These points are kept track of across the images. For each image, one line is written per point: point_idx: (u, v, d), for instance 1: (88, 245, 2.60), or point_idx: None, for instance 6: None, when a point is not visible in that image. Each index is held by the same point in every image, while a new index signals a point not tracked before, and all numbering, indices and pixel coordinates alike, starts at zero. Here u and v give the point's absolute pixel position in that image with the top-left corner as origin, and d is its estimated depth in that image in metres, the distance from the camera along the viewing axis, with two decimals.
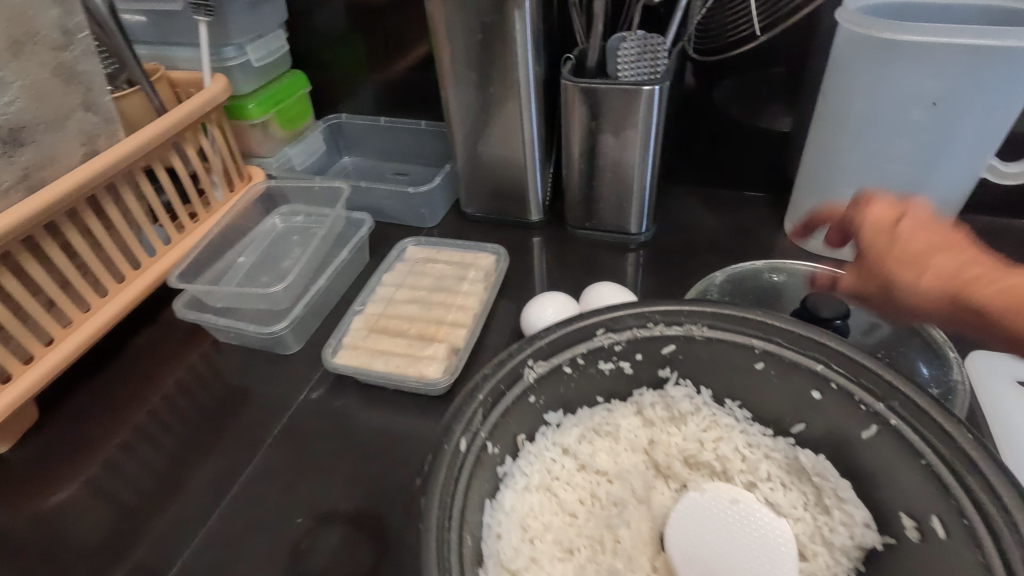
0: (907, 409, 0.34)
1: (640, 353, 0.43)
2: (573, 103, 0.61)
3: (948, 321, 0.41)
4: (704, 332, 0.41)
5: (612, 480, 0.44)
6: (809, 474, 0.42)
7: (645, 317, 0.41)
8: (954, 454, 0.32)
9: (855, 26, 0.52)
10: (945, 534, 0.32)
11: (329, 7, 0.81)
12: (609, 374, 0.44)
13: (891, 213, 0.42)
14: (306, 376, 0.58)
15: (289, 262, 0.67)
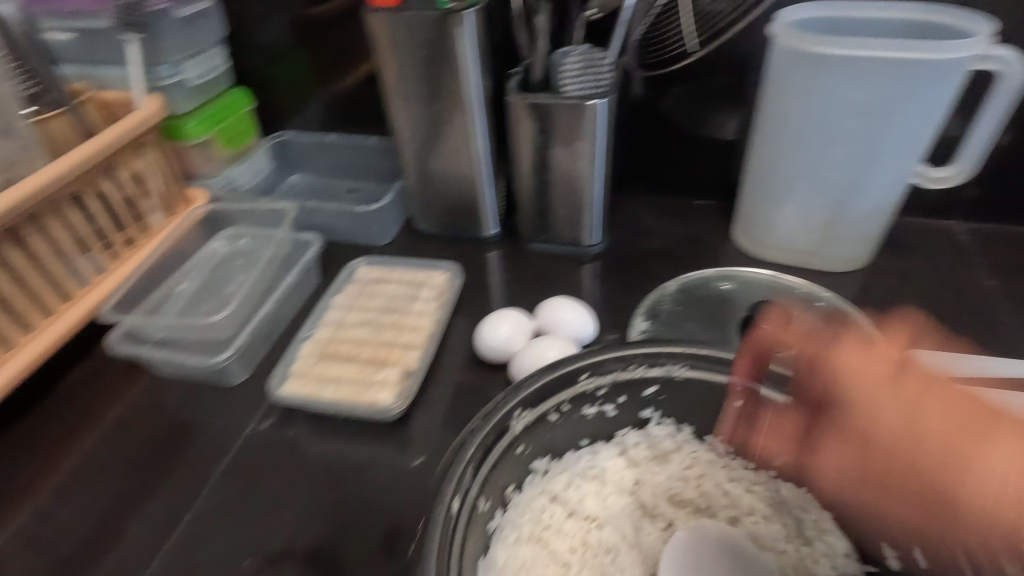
0: None
1: (623, 395, 0.43)
2: (520, 118, 0.61)
3: (867, 503, 0.34)
4: (684, 372, 0.42)
5: (601, 526, 0.43)
6: (791, 508, 0.42)
7: (628, 360, 0.42)
8: None
9: (786, 40, 0.54)
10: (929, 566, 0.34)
11: (269, 22, 0.79)
12: (593, 418, 0.44)
13: (886, 369, 0.33)
14: (255, 406, 0.55)
15: (234, 287, 0.65)
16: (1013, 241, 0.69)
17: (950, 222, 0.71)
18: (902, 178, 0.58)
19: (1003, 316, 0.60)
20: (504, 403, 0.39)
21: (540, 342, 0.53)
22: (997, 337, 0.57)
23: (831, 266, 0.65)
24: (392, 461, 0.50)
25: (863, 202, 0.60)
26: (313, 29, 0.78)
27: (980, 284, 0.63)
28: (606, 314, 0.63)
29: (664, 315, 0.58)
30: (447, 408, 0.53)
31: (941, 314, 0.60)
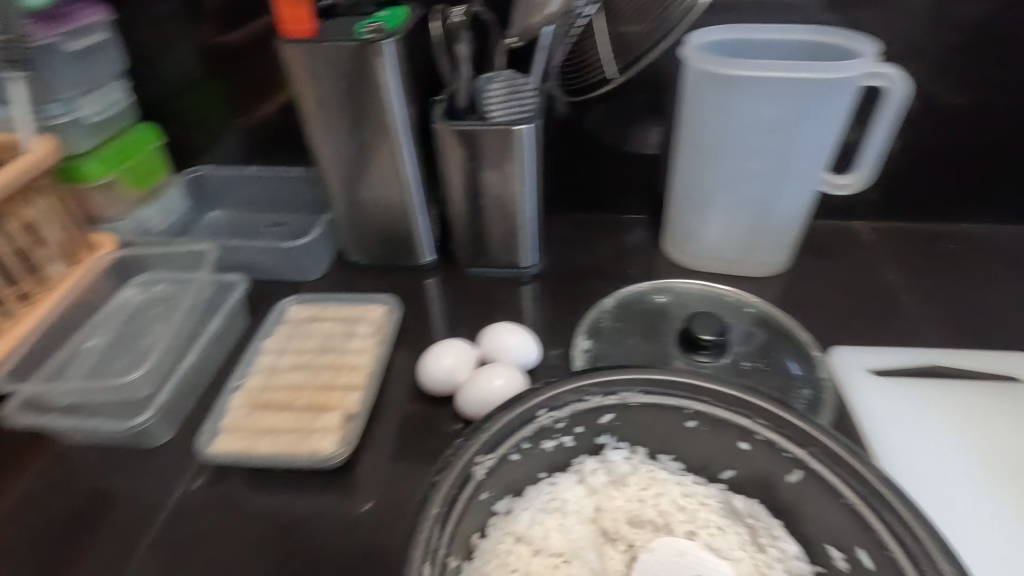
0: (827, 455, 0.38)
1: (581, 425, 0.43)
2: (448, 146, 0.61)
3: None
4: (637, 398, 0.43)
5: (568, 561, 0.42)
6: (742, 516, 0.45)
7: (583, 391, 0.42)
8: (871, 494, 0.36)
9: (696, 63, 0.57)
10: (874, 564, 0.37)
11: (175, 52, 0.75)
12: (551, 450, 0.44)
13: None
14: (183, 466, 0.51)
15: (152, 338, 0.60)
16: (910, 237, 0.75)
17: (853, 222, 0.77)
18: (812, 188, 0.62)
19: (909, 306, 0.65)
20: (464, 451, 0.38)
21: (485, 371, 0.52)
22: (906, 327, 0.62)
23: (757, 273, 0.68)
24: (338, 511, 0.47)
25: (780, 213, 0.64)
26: (224, 58, 0.75)
27: (887, 278, 0.69)
28: (549, 335, 0.63)
29: (605, 331, 0.59)
30: (394, 447, 0.51)
31: (856, 309, 0.64)
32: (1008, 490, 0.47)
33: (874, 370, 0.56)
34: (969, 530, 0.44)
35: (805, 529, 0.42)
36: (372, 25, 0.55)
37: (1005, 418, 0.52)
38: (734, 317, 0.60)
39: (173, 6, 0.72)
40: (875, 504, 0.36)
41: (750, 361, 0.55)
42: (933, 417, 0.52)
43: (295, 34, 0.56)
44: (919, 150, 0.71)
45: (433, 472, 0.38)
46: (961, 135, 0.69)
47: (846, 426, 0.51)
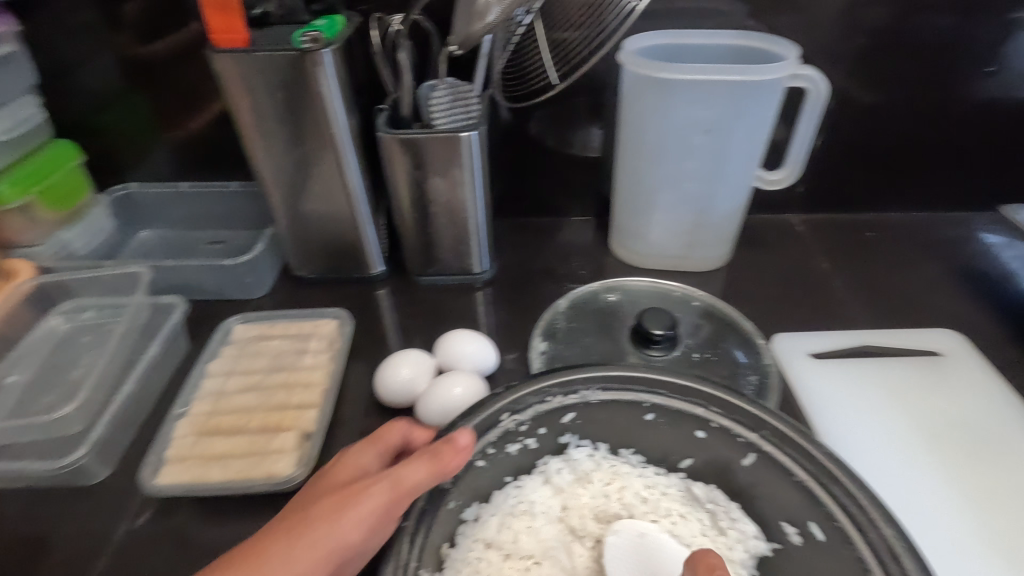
0: (777, 437, 0.40)
1: (543, 427, 0.44)
2: (394, 155, 0.60)
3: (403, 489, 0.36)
4: (598, 395, 0.44)
5: (538, 562, 0.43)
6: (702, 502, 0.46)
7: (544, 392, 0.43)
8: (820, 471, 0.38)
9: (634, 67, 0.59)
10: (824, 536, 0.39)
11: (93, 64, 0.71)
12: (516, 453, 0.44)
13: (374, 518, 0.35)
14: (124, 504, 0.48)
15: (82, 369, 0.56)
16: (836, 226, 0.80)
17: (783, 215, 0.82)
18: (746, 186, 0.65)
19: (838, 292, 0.69)
20: None
21: (444, 380, 0.52)
22: (838, 311, 0.66)
23: (700, 267, 0.71)
24: None
25: (720, 209, 0.67)
26: (148, 69, 0.71)
27: (818, 266, 0.73)
28: (506, 339, 0.63)
29: (561, 333, 0.60)
30: None
31: (792, 297, 0.68)
32: (936, 456, 0.51)
33: (813, 354, 0.59)
34: (904, 496, 0.48)
35: (760, 509, 0.44)
36: (309, 32, 0.53)
37: (930, 391, 0.56)
38: (683, 312, 0.62)
39: (88, 14, 0.68)
40: (822, 478, 0.38)
41: (700, 353, 0.57)
42: (868, 393, 0.55)
43: (226, 43, 0.53)
44: (838, 145, 0.76)
45: None
46: (875, 130, 0.74)
47: (791, 408, 0.54)
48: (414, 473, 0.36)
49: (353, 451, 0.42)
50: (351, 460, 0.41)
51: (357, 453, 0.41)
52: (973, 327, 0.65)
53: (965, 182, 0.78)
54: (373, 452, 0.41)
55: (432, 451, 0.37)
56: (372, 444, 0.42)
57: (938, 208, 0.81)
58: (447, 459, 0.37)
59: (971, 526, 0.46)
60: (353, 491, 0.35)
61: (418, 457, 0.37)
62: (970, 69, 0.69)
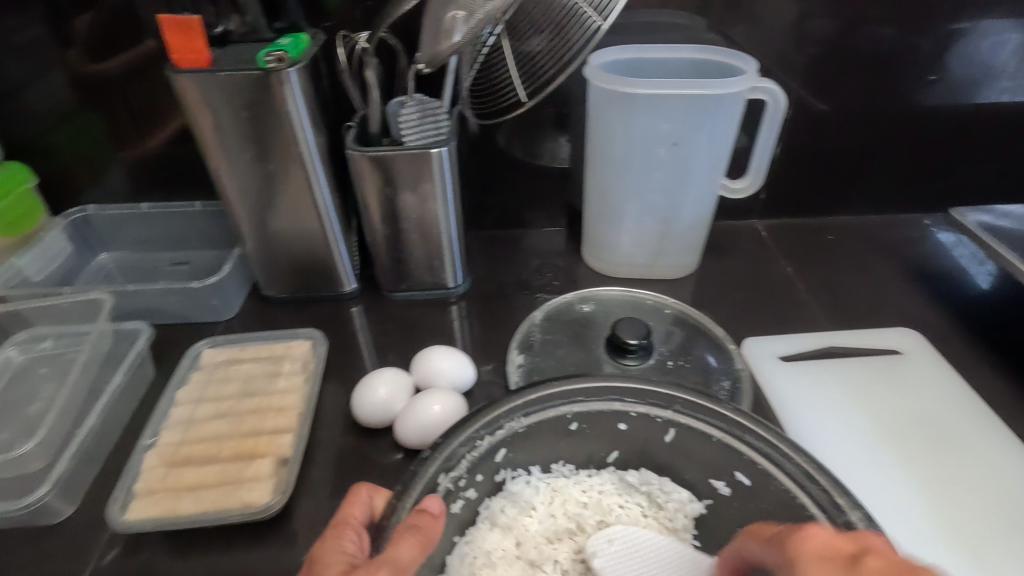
0: (687, 407, 0.42)
1: (480, 473, 0.42)
2: (363, 172, 0.60)
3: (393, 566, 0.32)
4: (522, 423, 0.43)
5: None
6: (637, 487, 0.47)
7: (471, 439, 0.40)
8: (730, 426, 0.41)
9: (599, 82, 0.60)
10: (750, 482, 0.42)
11: (43, 83, 0.68)
12: (461, 509, 0.42)
13: None
14: (90, 542, 0.46)
15: (41, 402, 0.54)
16: (797, 231, 0.83)
17: (746, 221, 0.84)
18: (710, 193, 0.67)
19: (801, 294, 0.72)
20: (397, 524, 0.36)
21: (422, 398, 0.51)
22: (802, 313, 0.68)
23: (669, 275, 0.73)
24: (277, 564, 0.44)
25: (686, 218, 0.68)
26: (102, 87, 0.69)
27: (781, 270, 0.75)
28: (481, 352, 0.63)
29: (536, 345, 0.60)
30: (331, 486, 0.49)
31: (759, 301, 0.70)
32: (895, 450, 0.53)
33: (780, 356, 0.61)
34: (867, 489, 0.50)
35: (688, 475, 0.46)
36: (274, 52, 0.52)
37: (886, 386, 0.58)
38: (655, 320, 0.63)
39: (37, 31, 0.65)
40: (736, 434, 0.41)
41: (673, 359, 0.58)
42: (828, 391, 0.57)
43: (188, 63, 0.52)
44: (796, 153, 0.79)
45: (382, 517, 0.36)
46: (829, 137, 0.77)
47: (763, 410, 0.55)
48: (408, 547, 0.33)
49: (318, 548, 0.34)
50: (324, 557, 0.33)
51: (330, 542, 0.34)
52: (929, 325, 0.68)
53: (913, 184, 0.82)
54: (349, 536, 0.34)
55: (414, 522, 0.34)
56: (342, 528, 0.35)
57: (890, 210, 0.85)
58: (432, 522, 0.35)
59: (930, 514, 0.48)
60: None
61: (404, 531, 0.34)
62: (913, 78, 0.73)
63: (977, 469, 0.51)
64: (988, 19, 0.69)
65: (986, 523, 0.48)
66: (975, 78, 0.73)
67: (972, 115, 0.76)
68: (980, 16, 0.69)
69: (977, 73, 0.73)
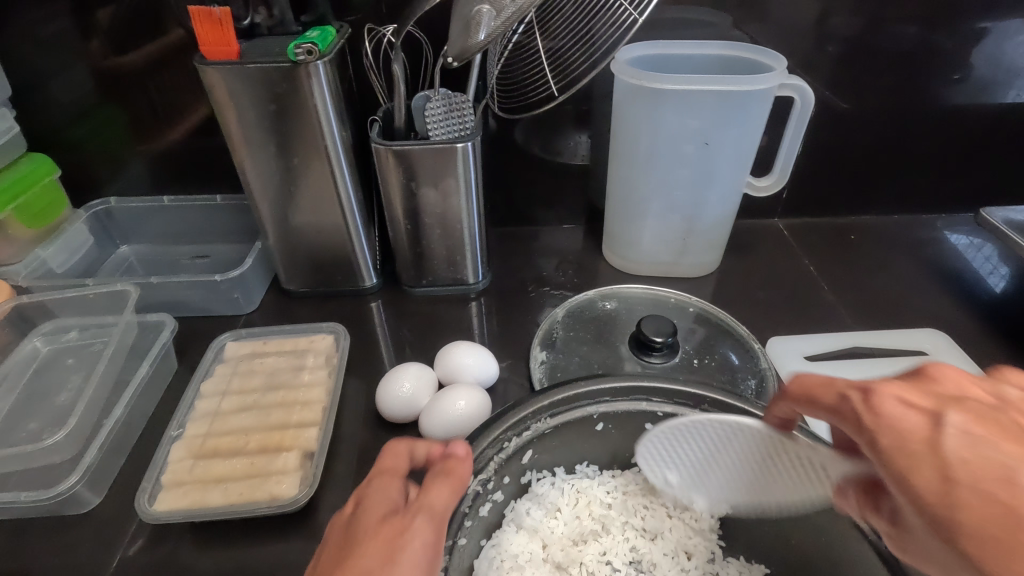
0: (717, 406, 0.41)
1: (507, 475, 0.41)
2: (388, 168, 0.60)
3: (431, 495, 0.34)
4: (549, 423, 0.41)
5: None
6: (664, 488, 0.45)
7: (499, 441, 0.39)
8: None
9: (626, 77, 0.59)
10: None
11: (68, 75, 0.68)
12: (488, 512, 0.41)
13: (428, 523, 0.33)
14: (118, 532, 0.46)
15: (68, 392, 0.54)
16: (818, 230, 0.82)
17: (766, 220, 0.84)
18: (735, 193, 0.66)
19: (823, 293, 0.71)
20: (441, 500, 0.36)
21: (447, 393, 0.51)
22: (826, 314, 0.68)
23: (691, 273, 0.73)
24: (304, 558, 0.44)
25: (710, 215, 0.68)
26: (126, 80, 0.69)
27: (803, 269, 0.75)
28: (501, 348, 0.63)
29: (559, 342, 0.60)
30: (355, 480, 0.49)
31: (781, 301, 0.69)
32: None
33: (806, 356, 0.61)
34: None
35: None
36: (304, 44, 0.51)
37: None
38: (679, 318, 0.63)
39: (61, 24, 0.65)
40: None
41: (698, 358, 0.57)
42: None
43: (217, 55, 0.52)
44: (819, 151, 0.78)
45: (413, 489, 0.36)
46: (852, 136, 0.77)
47: None
48: (436, 496, 0.34)
49: (363, 490, 0.36)
50: (367, 501, 0.35)
51: (374, 488, 0.36)
52: (955, 326, 0.67)
53: (935, 184, 0.81)
54: (390, 483, 0.36)
55: (439, 471, 0.35)
56: (386, 475, 0.36)
57: (911, 210, 0.84)
58: (457, 470, 0.35)
59: None
60: (393, 533, 0.32)
61: (431, 482, 0.35)
62: (938, 77, 0.72)
63: None
64: (1017, 18, 0.68)
65: None
66: (1001, 78, 0.72)
67: (998, 114, 0.75)
68: (1009, 14, 0.68)
69: (1004, 72, 0.72)
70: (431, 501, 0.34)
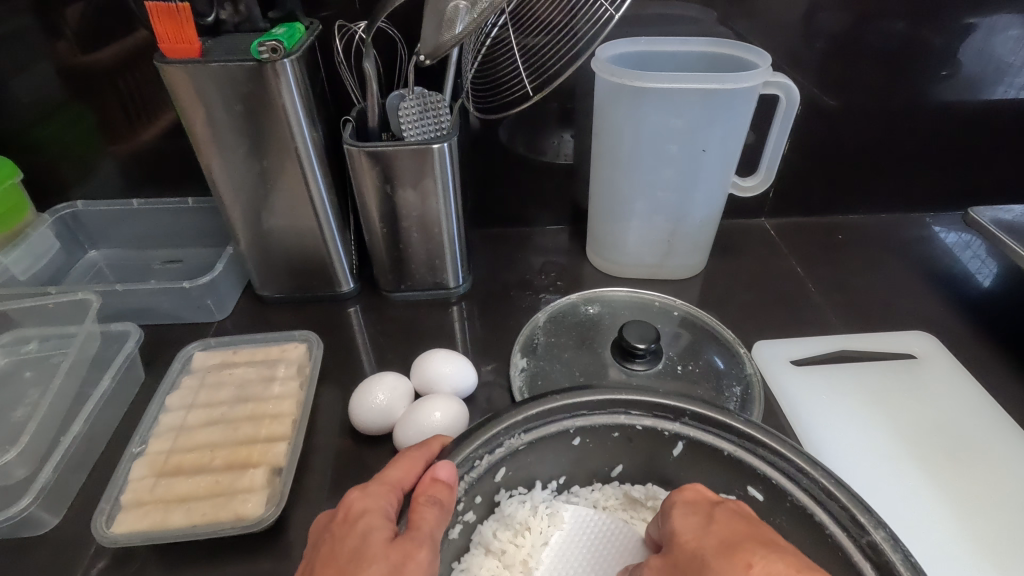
0: (697, 420, 0.39)
1: (478, 494, 0.39)
2: (361, 169, 0.57)
3: (426, 515, 0.34)
4: (523, 439, 0.39)
5: None
6: (643, 503, 0.43)
7: (470, 460, 0.37)
8: (740, 438, 0.38)
9: (609, 76, 0.57)
10: (763, 497, 0.38)
11: (29, 74, 0.66)
12: (458, 534, 0.39)
13: (428, 547, 0.33)
14: (75, 554, 0.44)
15: (26, 406, 0.52)
16: (806, 230, 0.81)
17: (753, 219, 0.83)
18: (719, 194, 0.65)
19: (812, 295, 0.70)
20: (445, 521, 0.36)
21: (422, 404, 0.49)
22: (814, 315, 0.66)
23: (677, 275, 0.71)
24: None
25: (695, 217, 0.66)
26: (91, 79, 0.66)
27: (791, 270, 0.73)
28: (482, 354, 0.61)
29: (540, 348, 0.58)
30: (327, 497, 0.47)
31: (769, 303, 0.68)
32: (912, 460, 0.51)
33: (793, 361, 0.59)
34: (892, 503, 0.48)
35: None
36: (268, 41, 0.49)
37: (905, 392, 0.56)
38: (663, 322, 0.61)
39: (21, 21, 0.63)
40: (749, 446, 0.38)
41: (683, 364, 0.56)
42: (843, 398, 0.55)
43: (179, 53, 0.50)
44: (807, 149, 0.76)
45: (390, 516, 0.34)
46: (840, 134, 0.75)
47: (775, 416, 0.53)
48: (435, 520, 0.34)
49: (359, 498, 0.35)
50: (367, 517, 0.34)
51: (373, 501, 0.35)
52: (944, 327, 0.66)
53: (925, 182, 0.80)
54: (388, 497, 0.35)
55: (433, 493, 0.34)
56: (386, 488, 0.35)
57: (900, 209, 0.83)
58: (450, 495, 0.35)
59: (949, 531, 0.46)
60: (399, 558, 0.32)
61: (426, 504, 0.34)
62: (926, 74, 0.71)
63: (1002, 481, 0.49)
64: (1005, 15, 0.67)
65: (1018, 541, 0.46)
66: (989, 75, 0.71)
67: (986, 112, 0.74)
68: (997, 10, 0.67)
69: (992, 69, 0.71)
70: (427, 525, 0.33)
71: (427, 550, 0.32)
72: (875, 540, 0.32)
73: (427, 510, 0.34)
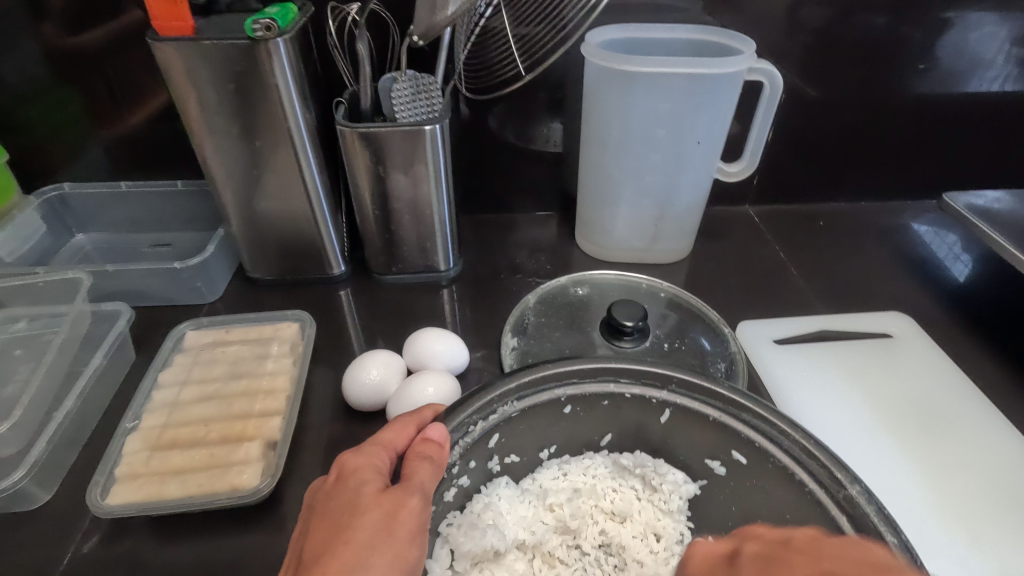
0: (684, 387, 0.40)
1: (472, 459, 0.40)
2: (354, 150, 0.58)
3: (418, 468, 0.35)
4: (516, 406, 0.40)
5: None
6: (631, 471, 0.45)
7: (465, 425, 0.38)
8: (725, 404, 0.40)
9: (598, 60, 0.58)
10: (747, 460, 0.40)
11: (14, 54, 0.65)
12: (452, 498, 0.41)
13: (419, 498, 0.34)
14: (69, 528, 0.44)
15: (16, 384, 0.51)
16: (789, 217, 0.83)
17: (737, 208, 0.85)
18: (704, 178, 0.66)
19: (795, 279, 0.72)
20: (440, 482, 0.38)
21: (416, 380, 0.50)
22: (796, 298, 0.68)
23: (663, 259, 0.73)
24: (266, 549, 0.43)
25: (682, 201, 0.68)
26: (78, 60, 0.66)
27: (774, 255, 0.75)
28: (473, 336, 0.62)
29: (531, 328, 0.59)
30: (321, 471, 0.48)
31: (753, 287, 0.70)
32: (889, 431, 0.53)
33: (776, 340, 0.61)
34: (870, 471, 0.50)
35: (684, 456, 0.44)
36: (262, 19, 0.49)
37: (881, 369, 0.59)
38: (650, 303, 0.62)
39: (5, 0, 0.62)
40: (732, 411, 0.39)
41: (669, 342, 0.57)
42: (823, 375, 0.57)
43: (172, 31, 0.50)
44: (790, 138, 0.78)
45: (385, 473, 0.35)
46: (822, 124, 0.77)
47: (759, 392, 0.55)
48: (428, 474, 0.35)
49: (353, 457, 0.36)
50: (359, 473, 0.35)
51: (365, 459, 0.35)
52: (919, 309, 0.68)
53: (902, 171, 0.83)
54: (381, 455, 0.36)
55: (424, 450, 0.35)
56: (378, 447, 0.36)
57: (878, 198, 0.86)
58: (442, 452, 0.36)
59: (923, 497, 0.48)
60: (392, 506, 0.33)
61: (418, 459, 0.35)
62: (903, 66, 0.73)
63: (973, 451, 0.52)
64: (978, 11, 0.69)
65: (988, 505, 0.48)
66: (964, 69, 0.74)
67: (961, 104, 0.77)
68: (971, 7, 0.69)
69: (967, 63, 0.73)
70: (420, 477, 0.34)
71: (419, 500, 0.34)
72: (851, 494, 0.34)
73: (420, 463, 0.35)
